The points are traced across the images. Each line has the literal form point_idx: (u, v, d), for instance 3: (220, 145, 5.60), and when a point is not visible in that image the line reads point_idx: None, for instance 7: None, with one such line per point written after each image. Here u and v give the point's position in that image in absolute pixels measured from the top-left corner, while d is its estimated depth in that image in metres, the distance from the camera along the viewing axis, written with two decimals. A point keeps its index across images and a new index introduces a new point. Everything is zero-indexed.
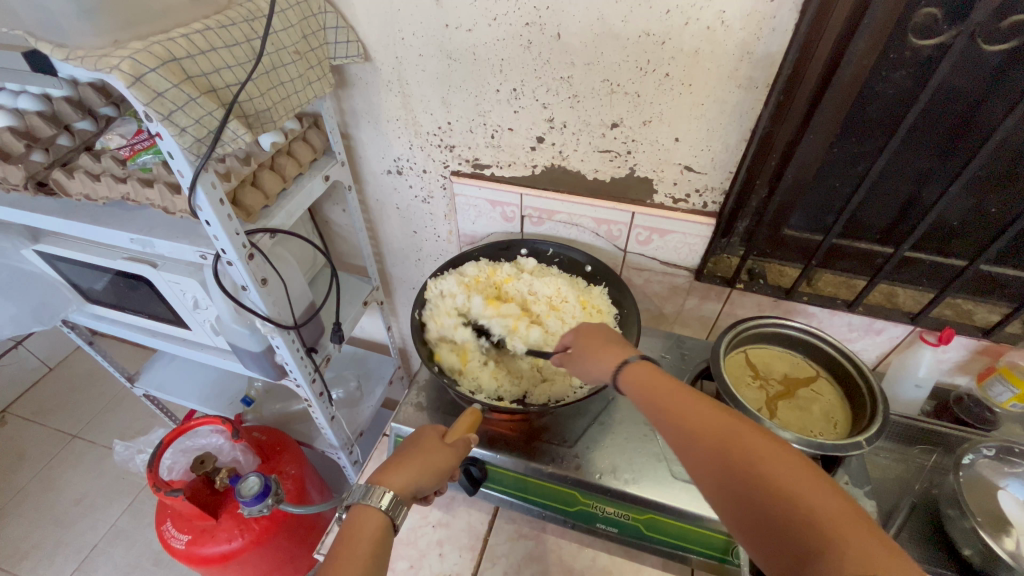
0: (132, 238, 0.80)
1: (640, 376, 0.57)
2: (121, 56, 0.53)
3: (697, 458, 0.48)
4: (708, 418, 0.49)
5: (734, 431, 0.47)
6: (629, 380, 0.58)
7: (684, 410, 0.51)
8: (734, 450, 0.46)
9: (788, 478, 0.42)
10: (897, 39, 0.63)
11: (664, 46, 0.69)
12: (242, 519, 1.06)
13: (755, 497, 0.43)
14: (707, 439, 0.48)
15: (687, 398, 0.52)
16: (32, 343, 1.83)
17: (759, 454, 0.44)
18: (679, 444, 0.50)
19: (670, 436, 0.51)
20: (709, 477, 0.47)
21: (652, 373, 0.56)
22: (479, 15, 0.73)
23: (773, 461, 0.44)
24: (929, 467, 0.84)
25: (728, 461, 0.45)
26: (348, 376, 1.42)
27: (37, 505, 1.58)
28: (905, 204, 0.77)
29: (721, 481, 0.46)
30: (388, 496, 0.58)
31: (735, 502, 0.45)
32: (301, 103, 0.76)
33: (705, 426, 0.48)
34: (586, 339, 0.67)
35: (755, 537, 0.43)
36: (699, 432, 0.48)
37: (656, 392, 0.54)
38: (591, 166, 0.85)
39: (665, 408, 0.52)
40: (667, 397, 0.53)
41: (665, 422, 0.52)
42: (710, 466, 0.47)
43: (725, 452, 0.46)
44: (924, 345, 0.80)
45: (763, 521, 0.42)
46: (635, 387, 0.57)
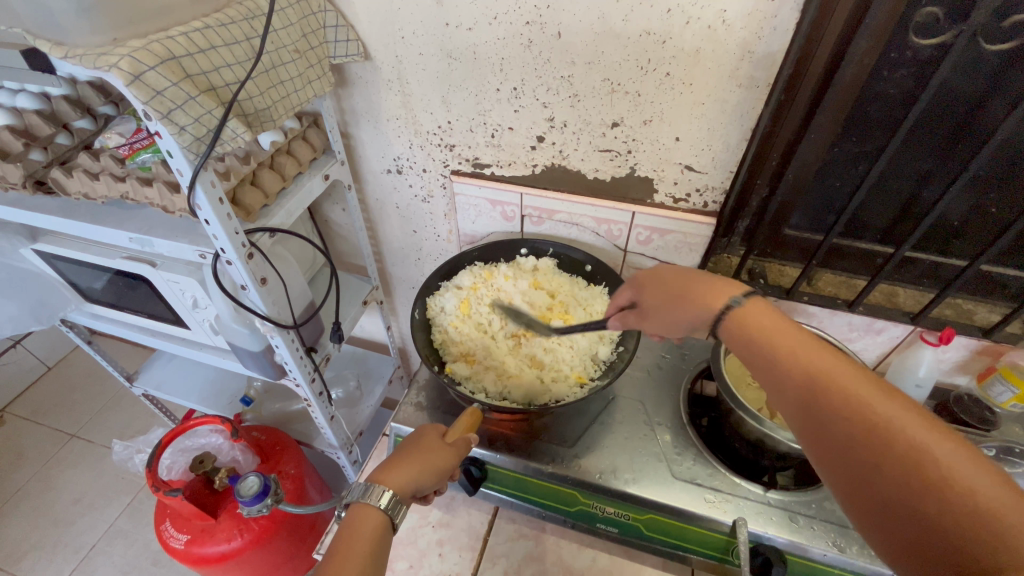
0: (130, 237, 0.79)
1: (756, 321, 0.52)
2: (119, 55, 0.53)
3: (824, 423, 0.45)
4: (848, 381, 0.45)
5: (880, 399, 0.43)
6: (738, 327, 0.53)
7: (817, 369, 0.47)
8: (879, 419, 0.42)
9: (947, 456, 0.39)
10: (898, 38, 0.62)
11: (664, 45, 0.68)
12: (241, 519, 1.05)
13: (896, 472, 0.40)
14: (844, 404, 0.44)
15: (821, 355, 0.47)
16: (30, 343, 1.82)
17: (911, 427, 0.41)
18: (801, 405, 0.47)
19: (791, 395, 0.48)
20: (837, 445, 0.44)
21: (773, 321, 0.52)
22: (480, 14, 0.73)
23: (930, 437, 0.40)
24: None
25: (870, 430, 0.42)
26: (348, 375, 1.42)
27: (35, 505, 1.57)
28: (905, 204, 0.77)
29: (853, 450, 0.43)
30: (387, 495, 0.58)
31: (863, 474, 0.42)
32: (301, 101, 0.76)
33: (843, 388, 0.45)
34: (659, 284, 0.62)
35: (882, 512, 0.41)
36: (836, 393, 0.45)
37: (780, 344, 0.50)
38: (591, 165, 0.85)
39: (790, 363, 0.48)
40: (797, 351, 0.48)
41: (788, 378, 0.48)
42: (842, 432, 0.44)
43: (868, 420, 0.42)
44: (924, 345, 0.81)
45: (902, 497, 0.40)
46: (746, 336, 0.52)
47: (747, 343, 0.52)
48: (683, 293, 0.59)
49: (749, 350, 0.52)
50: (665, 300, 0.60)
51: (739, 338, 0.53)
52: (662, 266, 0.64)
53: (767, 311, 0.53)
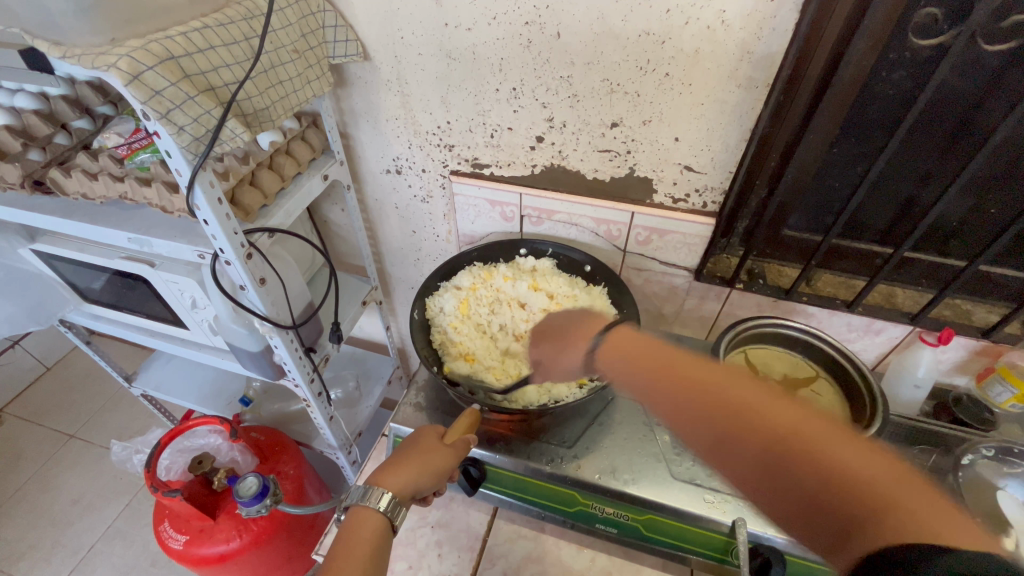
0: (129, 237, 0.79)
1: (635, 351, 0.67)
2: (118, 55, 0.53)
3: (708, 416, 0.54)
4: (720, 380, 0.57)
5: (742, 390, 0.55)
6: (616, 357, 0.68)
7: (693, 376, 0.59)
8: (745, 404, 0.53)
9: (796, 417, 0.50)
10: (897, 39, 0.63)
11: (664, 45, 0.68)
12: (241, 520, 1.05)
13: (767, 439, 0.50)
14: (720, 397, 0.55)
15: (696, 367, 0.60)
16: (29, 343, 1.82)
17: (768, 405, 0.53)
18: (687, 408, 0.56)
19: (678, 400, 0.58)
20: (722, 430, 0.53)
21: (648, 347, 0.66)
22: (479, 14, 0.73)
23: (782, 407, 0.52)
24: (928, 467, 0.79)
25: (741, 411, 0.53)
26: (347, 376, 1.41)
27: (34, 506, 1.57)
28: (904, 205, 0.77)
29: (734, 430, 0.52)
30: (386, 498, 0.58)
31: (747, 449, 0.50)
32: (300, 102, 0.76)
33: (715, 387, 0.56)
34: (548, 330, 0.82)
35: (767, 479, 0.48)
36: (713, 390, 0.56)
37: (657, 366, 0.63)
38: (591, 165, 0.85)
39: (675, 377, 0.60)
40: (677, 365, 0.62)
41: (674, 388, 0.59)
42: (722, 419, 0.53)
43: (738, 405, 0.54)
44: (924, 345, 0.81)
45: (777, 457, 0.48)
46: (633, 364, 0.65)
47: (637, 369, 0.64)
48: (567, 340, 0.77)
49: (638, 376, 0.63)
50: (556, 343, 0.78)
51: (629, 369, 0.65)
52: (553, 316, 0.84)
53: (637, 340, 0.68)
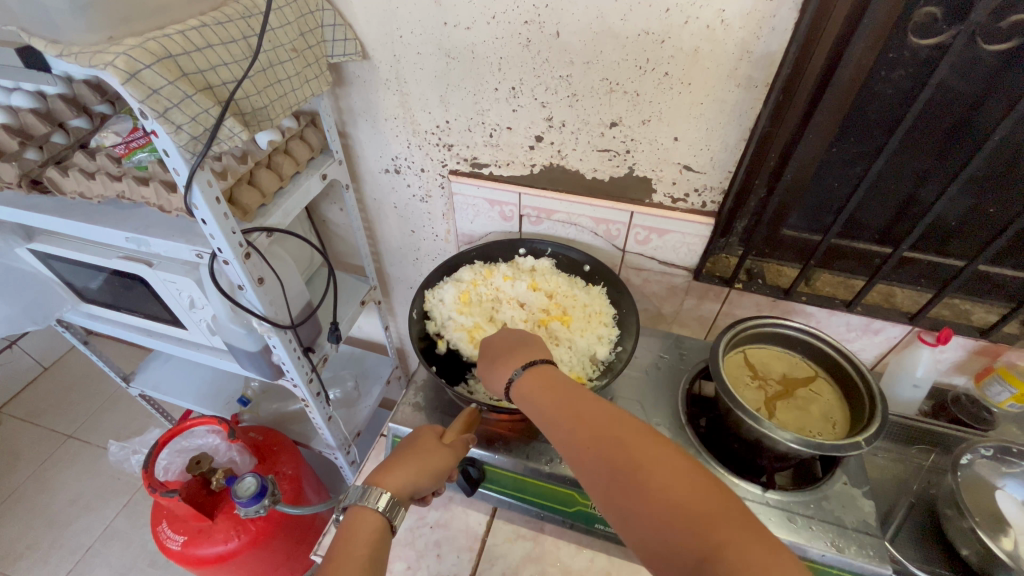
0: (126, 237, 0.79)
1: (538, 379, 0.60)
2: (115, 53, 0.53)
3: (591, 461, 0.52)
4: (605, 423, 0.53)
5: (628, 434, 0.52)
6: (523, 386, 0.61)
7: (580, 413, 0.55)
8: (626, 452, 0.50)
9: (671, 471, 0.48)
10: (897, 38, 0.62)
11: (663, 45, 0.68)
12: (239, 520, 1.05)
13: (642, 491, 0.48)
14: (602, 441, 0.52)
15: (583, 401, 0.56)
16: (27, 343, 1.81)
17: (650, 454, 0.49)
18: (573, 448, 0.54)
19: (564, 441, 0.55)
20: (599, 477, 0.51)
21: (546, 378, 0.60)
22: (478, 13, 0.72)
23: (663, 460, 0.49)
24: (927, 467, 0.84)
25: (619, 460, 0.50)
26: (346, 376, 1.40)
27: (31, 506, 1.57)
28: (902, 205, 0.77)
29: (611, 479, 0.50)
30: (385, 498, 0.58)
31: (621, 498, 0.49)
32: (299, 101, 0.76)
33: (600, 430, 0.53)
34: (489, 350, 0.69)
35: (637, 529, 0.47)
36: (598, 433, 0.52)
37: (555, 398, 0.57)
38: (590, 165, 0.85)
39: (562, 414, 0.56)
40: (562, 399, 0.57)
41: (563, 426, 0.55)
42: (602, 466, 0.51)
43: (619, 453, 0.50)
44: (922, 344, 0.81)
45: (648, 513, 0.47)
46: (532, 393, 0.59)
47: (533, 397, 0.59)
48: (498, 359, 0.66)
49: (535, 405, 0.59)
50: (489, 367, 0.67)
51: (527, 396, 0.60)
52: (505, 333, 0.71)
53: (544, 372, 0.61)
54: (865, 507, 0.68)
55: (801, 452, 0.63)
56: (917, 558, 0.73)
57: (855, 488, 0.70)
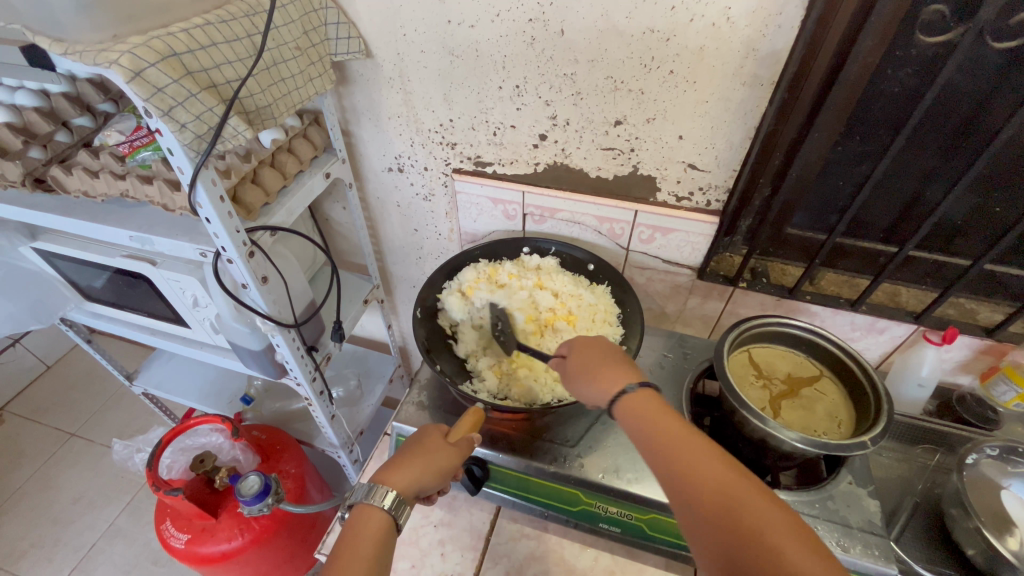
0: (131, 236, 0.79)
1: (643, 403, 0.57)
2: (120, 51, 0.52)
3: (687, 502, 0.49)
4: (709, 465, 0.49)
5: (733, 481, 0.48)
6: (626, 406, 0.57)
7: (682, 447, 0.51)
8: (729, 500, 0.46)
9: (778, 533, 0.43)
10: (904, 36, 0.62)
11: (668, 43, 0.68)
12: (242, 519, 1.05)
13: (740, 546, 0.44)
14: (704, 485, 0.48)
15: (688, 436, 0.52)
16: (30, 341, 1.82)
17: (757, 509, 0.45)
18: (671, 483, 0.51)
19: (660, 469, 0.52)
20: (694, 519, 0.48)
21: (653, 404, 0.56)
22: (483, 11, 0.72)
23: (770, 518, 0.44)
24: (932, 467, 0.83)
25: (720, 509, 0.46)
26: (348, 375, 1.41)
27: (35, 505, 1.57)
28: (908, 204, 0.77)
29: (707, 526, 0.47)
30: (391, 497, 0.58)
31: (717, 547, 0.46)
32: (302, 99, 0.76)
33: (703, 471, 0.49)
34: (584, 357, 0.66)
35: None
36: (700, 474, 0.49)
37: (659, 426, 0.54)
38: (593, 164, 0.85)
39: (664, 446, 0.52)
40: (668, 429, 0.53)
41: (664, 459, 0.52)
42: (700, 511, 0.48)
43: (720, 500, 0.47)
44: (927, 344, 0.80)
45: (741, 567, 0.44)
46: (634, 416, 0.56)
47: (636, 421, 0.56)
48: (598, 369, 0.63)
49: (637, 429, 0.56)
50: (586, 377, 0.63)
51: (628, 417, 0.57)
52: (603, 346, 0.66)
53: (650, 396, 0.57)
54: (871, 507, 0.68)
55: (805, 452, 0.63)
56: (922, 558, 0.72)
57: (860, 487, 0.70)
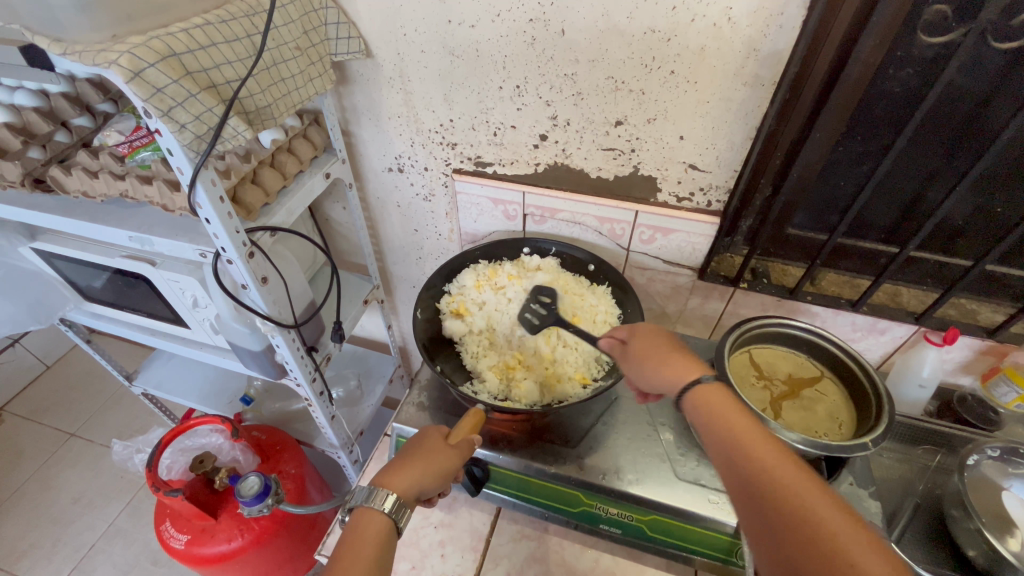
0: (130, 236, 0.79)
1: (715, 400, 0.54)
2: (119, 51, 0.52)
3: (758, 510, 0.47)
4: (785, 473, 0.47)
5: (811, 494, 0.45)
6: (696, 400, 0.55)
7: (756, 452, 0.49)
8: (807, 514, 0.44)
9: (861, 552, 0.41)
10: (905, 37, 0.62)
11: (669, 43, 0.68)
12: (242, 519, 1.05)
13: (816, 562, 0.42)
14: (777, 494, 0.46)
15: (762, 440, 0.49)
16: (29, 342, 1.82)
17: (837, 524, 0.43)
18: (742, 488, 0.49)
19: (730, 474, 0.50)
20: (765, 529, 0.46)
21: (727, 402, 0.53)
22: (483, 11, 0.72)
23: (852, 536, 0.42)
24: (932, 467, 0.83)
25: (794, 519, 0.44)
26: (348, 375, 1.41)
27: (35, 505, 1.57)
28: (909, 205, 0.77)
29: (780, 538, 0.45)
30: (391, 499, 0.57)
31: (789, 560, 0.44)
32: (302, 99, 0.75)
33: (778, 481, 0.46)
34: (653, 345, 0.64)
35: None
36: (774, 482, 0.47)
37: (729, 427, 0.51)
38: (594, 164, 0.84)
39: (736, 449, 0.50)
40: (740, 431, 0.51)
41: (735, 463, 0.50)
42: (773, 521, 0.45)
43: (797, 512, 0.44)
44: (928, 345, 0.80)
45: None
46: (703, 413, 0.54)
47: (705, 418, 0.54)
48: (669, 357, 0.61)
49: (706, 427, 0.53)
50: (658, 362, 0.61)
51: (698, 413, 0.54)
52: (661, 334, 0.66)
53: (721, 393, 0.54)
54: (872, 508, 0.68)
55: (807, 453, 0.63)
56: (923, 558, 0.72)
57: (861, 488, 0.70)
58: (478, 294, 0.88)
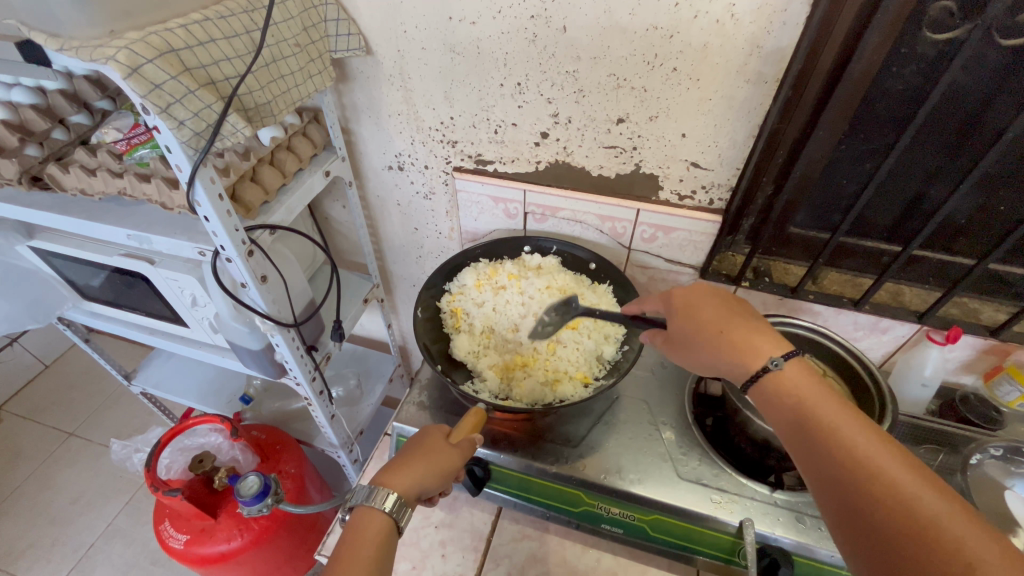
0: (128, 234, 0.78)
1: (792, 383, 0.54)
2: (117, 47, 0.52)
3: (843, 492, 0.47)
4: (872, 453, 0.47)
5: (900, 471, 0.46)
6: (769, 385, 0.55)
7: (840, 433, 0.49)
8: (896, 491, 0.45)
9: (956, 524, 0.42)
10: (909, 34, 0.62)
11: (672, 40, 0.67)
12: (241, 519, 1.05)
13: (909, 538, 0.43)
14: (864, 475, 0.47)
15: (846, 419, 0.50)
16: (27, 341, 1.81)
17: (929, 500, 0.44)
18: (825, 471, 0.49)
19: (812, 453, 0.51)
20: (852, 509, 0.47)
21: (806, 383, 0.53)
22: (485, 8, 0.71)
23: (944, 509, 0.43)
24: (935, 468, 0.78)
25: (885, 495, 0.45)
26: (348, 374, 1.41)
27: (33, 505, 1.56)
28: (911, 204, 0.77)
29: (869, 516, 0.46)
30: (392, 499, 0.57)
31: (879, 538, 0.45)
32: (302, 96, 0.75)
33: (865, 459, 0.47)
34: (698, 317, 0.61)
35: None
36: (862, 463, 0.47)
37: (810, 410, 0.52)
38: (596, 162, 0.84)
39: (818, 432, 0.50)
40: (819, 411, 0.51)
41: (817, 444, 0.50)
42: (860, 501, 0.46)
43: (886, 489, 0.45)
44: (930, 344, 0.80)
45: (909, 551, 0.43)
46: (778, 397, 0.54)
47: (782, 403, 0.54)
48: (723, 334, 0.58)
49: (783, 412, 0.54)
50: (712, 345, 0.59)
51: (773, 398, 0.55)
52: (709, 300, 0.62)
53: (795, 373, 0.54)
54: None
55: None
56: None
57: None
58: (479, 293, 0.88)
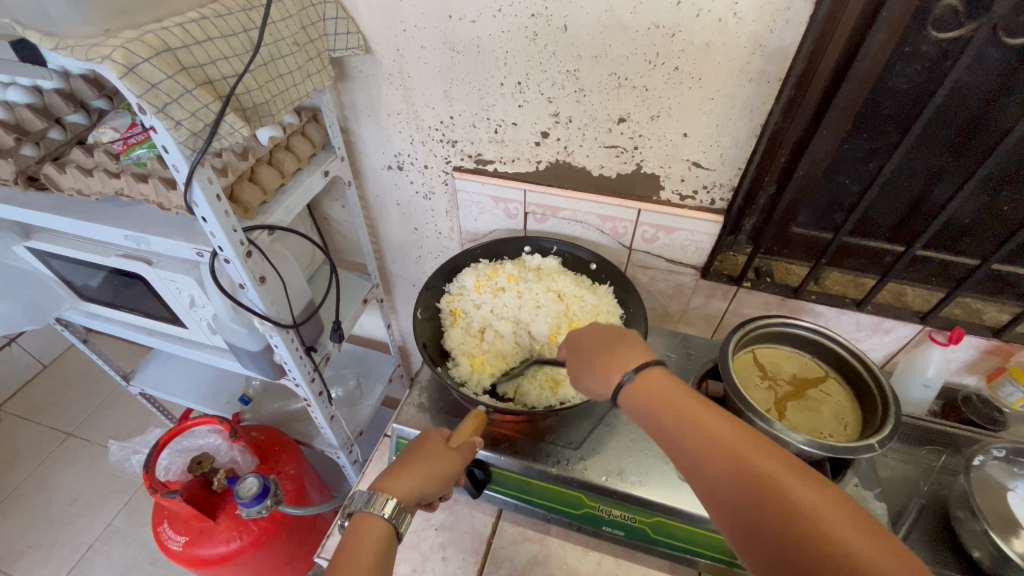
0: (125, 235, 0.77)
1: (652, 388, 0.54)
2: (112, 46, 0.51)
3: (717, 485, 0.47)
4: (727, 437, 0.48)
5: (755, 452, 0.46)
6: (633, 396, 0.54)
7: (711, 436, 0.48)
8: (756, 475, 0.45)
9: (813, 500, 0.43)
10: (914, 33, 0.61)
11: (674, 38, 0.67)
12: (241, 520, 1.04)
13: (775, 519, 0.43)
14: (744, 474, 0.46)
15: (700, 412, 0.50)
16: (26, 340, 1.80)
17: (790, 483, 0.44)
18: (701, 472, 0.48)
19: (680, 449, 0.50)
20: (735, 508, 0.46)
21: (666, 386, 0.53)
22: (485, 6, 0.71)
23: (805, 488, 0.43)
24: (938, 468, 0.79)
25: (746, 479, 0.45)
26: (348, 374, 1.40)
27: (31, 505, 1.56)
28: (915, 202, 0.76)
29: (741, 506, 0.45)
30: (391, 504, 0.57)
31: (768, 542, 0.43)
32: (301, 95, 0.74)
33: (725, 444, 0.47)
34: (580, 347, 0.64)
35: None
36: (742, 462, 0.46)
37: (677, 416, 0.51)
38: (597, 162, 0.83)
39: (693, 437, 0.49)
40: (677, 407, 0.51)
41: (685, 444, 0.50)
42: (738, 500, 0.45)
43: (766, 487, 0.44)
44: (933, 344, 0.79)
45: (780, 539, 0.43)
46: (646, 407, 0.53)
47: (645, 411, 0.53)
48: (598, 359, 0.60)
49: (648, 419, 0.53)
50: (596, 368, 0.59)
51: (636, 409, 0.54)
52: (584, 329, 0.66)
53: (652, 379, 0.54)
54: (876, 509, 0.70)
55: (813, 455, 0.62)
56: None
57: (866, 490, 0.72)
58: (478, 294, 0.87)
